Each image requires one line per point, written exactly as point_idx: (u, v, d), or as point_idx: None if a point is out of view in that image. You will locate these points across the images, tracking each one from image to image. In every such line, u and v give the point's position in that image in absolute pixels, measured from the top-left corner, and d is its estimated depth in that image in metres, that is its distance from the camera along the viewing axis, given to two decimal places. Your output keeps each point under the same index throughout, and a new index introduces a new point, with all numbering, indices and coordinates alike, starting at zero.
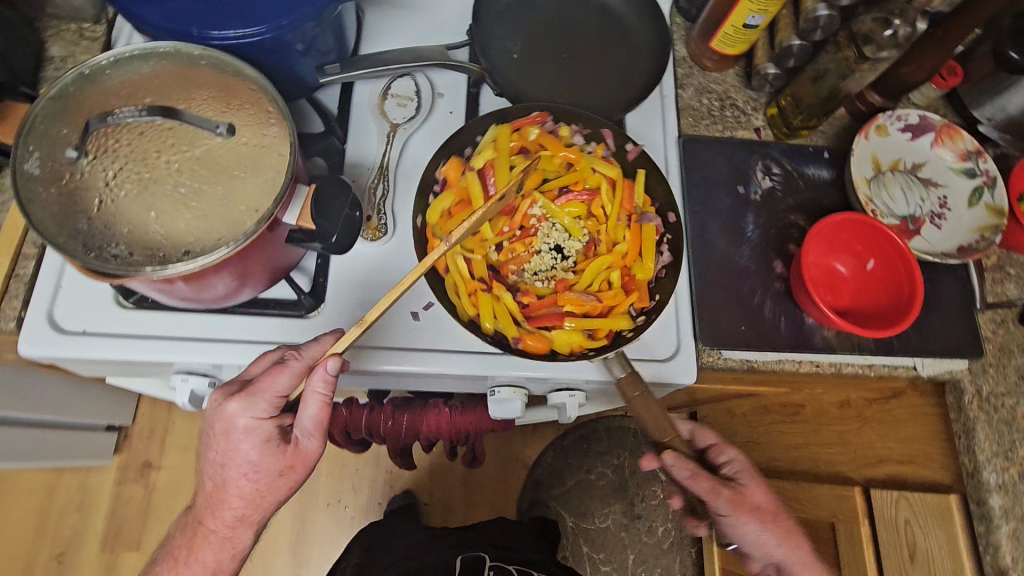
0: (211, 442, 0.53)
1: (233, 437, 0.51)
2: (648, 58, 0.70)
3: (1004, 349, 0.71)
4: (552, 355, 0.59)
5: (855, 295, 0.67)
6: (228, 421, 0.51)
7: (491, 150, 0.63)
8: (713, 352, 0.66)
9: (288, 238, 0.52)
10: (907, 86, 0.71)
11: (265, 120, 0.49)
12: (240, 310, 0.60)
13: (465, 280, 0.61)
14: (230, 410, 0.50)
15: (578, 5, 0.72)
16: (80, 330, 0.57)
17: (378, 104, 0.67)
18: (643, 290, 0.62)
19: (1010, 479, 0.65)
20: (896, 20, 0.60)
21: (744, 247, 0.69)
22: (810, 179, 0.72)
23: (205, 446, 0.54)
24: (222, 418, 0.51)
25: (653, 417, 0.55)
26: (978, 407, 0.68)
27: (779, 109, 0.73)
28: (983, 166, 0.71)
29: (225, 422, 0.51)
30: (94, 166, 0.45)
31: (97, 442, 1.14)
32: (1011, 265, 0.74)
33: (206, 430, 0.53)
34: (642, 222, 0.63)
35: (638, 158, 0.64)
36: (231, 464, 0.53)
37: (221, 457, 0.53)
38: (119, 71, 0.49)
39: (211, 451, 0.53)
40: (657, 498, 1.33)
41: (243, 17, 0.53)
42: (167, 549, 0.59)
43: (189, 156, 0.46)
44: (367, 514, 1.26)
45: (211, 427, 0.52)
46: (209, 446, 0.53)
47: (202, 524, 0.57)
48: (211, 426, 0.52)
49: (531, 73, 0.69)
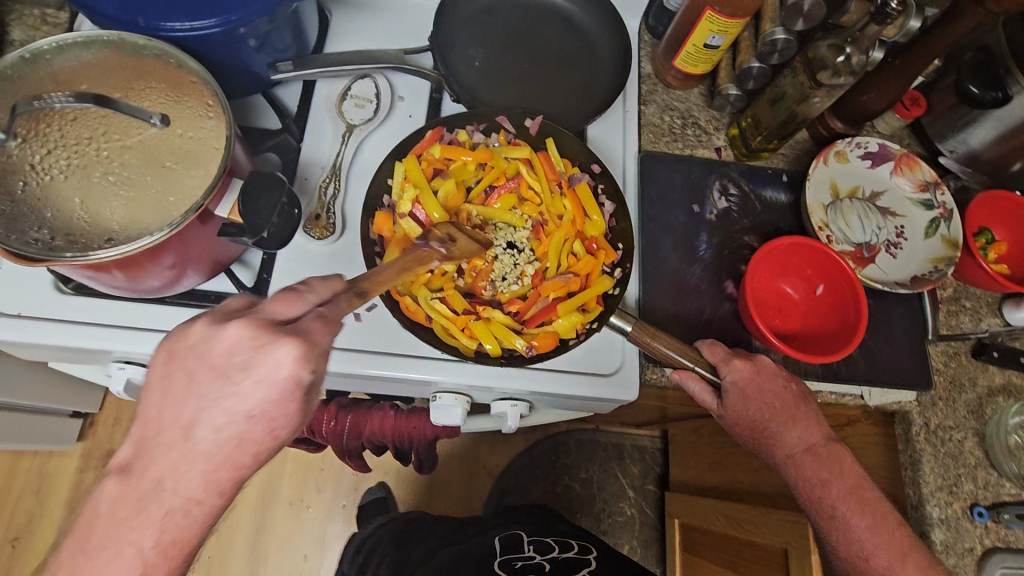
0: (233, 391, 0.37)
1: (272, 390, 0.37)
2: (610, 73, 0.71)
3: (955, 382, 0.70)
4: (564, 346, 0.59)
5: (804, 319, 0.66)
6: (277, 368, 0.37)
7: (410, 185, 0.60)
8: (655, 370, 0.65)
9: (220, 232, 0.51)
10: (868, 112, 0.71)
11: (203, 113, 0.49)
12: (178, 302, 0.59)
13: (439, 317, 0.58)
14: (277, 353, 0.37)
15: (544, 17, 0.73)
16: (15, 313, 0.57)
17: (335, 105, 0.67)
18: (606, 245, 0.63)
19: (953, 515, 0.64)
20: (849, 48, 0.60)
21: (696, 266, 0.68)
22: (767, 202, 0.72)
23: (177, 378, 0.38)
24: (265, 362, 0.37)
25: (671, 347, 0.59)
26: (925, 439, 0.67)
27: (740, 129, 0.73)
28: (940, 199, 0.71)
29: (267, 367, 0.37)
30: (23, 149, 0.45)
31: (60, 428, 1.13)
32: (967, 298, 0.73)
33: (202, 361, 0.38)
34: (575, 186, 0.64)
35: (541, 131, 0.64)
36: (214, 422, 0.37)
37: (234, 406, 0.37)
38: (60, 56, 0.49)
39: (233, 398, 0.37)
40: (623, 515, 1.31)
41: (193, 11, 0.53)
42: (60, 554, 0.37)
43: (121, 146, 0.47)
44: (328, 515, 1.25)
45: (194, 367, 0.37)
46: (227, 390, 0.37)
47: (152, 495, 0.37)
48: (228, 365, 0.37)
49: (491, 81, 0.70)
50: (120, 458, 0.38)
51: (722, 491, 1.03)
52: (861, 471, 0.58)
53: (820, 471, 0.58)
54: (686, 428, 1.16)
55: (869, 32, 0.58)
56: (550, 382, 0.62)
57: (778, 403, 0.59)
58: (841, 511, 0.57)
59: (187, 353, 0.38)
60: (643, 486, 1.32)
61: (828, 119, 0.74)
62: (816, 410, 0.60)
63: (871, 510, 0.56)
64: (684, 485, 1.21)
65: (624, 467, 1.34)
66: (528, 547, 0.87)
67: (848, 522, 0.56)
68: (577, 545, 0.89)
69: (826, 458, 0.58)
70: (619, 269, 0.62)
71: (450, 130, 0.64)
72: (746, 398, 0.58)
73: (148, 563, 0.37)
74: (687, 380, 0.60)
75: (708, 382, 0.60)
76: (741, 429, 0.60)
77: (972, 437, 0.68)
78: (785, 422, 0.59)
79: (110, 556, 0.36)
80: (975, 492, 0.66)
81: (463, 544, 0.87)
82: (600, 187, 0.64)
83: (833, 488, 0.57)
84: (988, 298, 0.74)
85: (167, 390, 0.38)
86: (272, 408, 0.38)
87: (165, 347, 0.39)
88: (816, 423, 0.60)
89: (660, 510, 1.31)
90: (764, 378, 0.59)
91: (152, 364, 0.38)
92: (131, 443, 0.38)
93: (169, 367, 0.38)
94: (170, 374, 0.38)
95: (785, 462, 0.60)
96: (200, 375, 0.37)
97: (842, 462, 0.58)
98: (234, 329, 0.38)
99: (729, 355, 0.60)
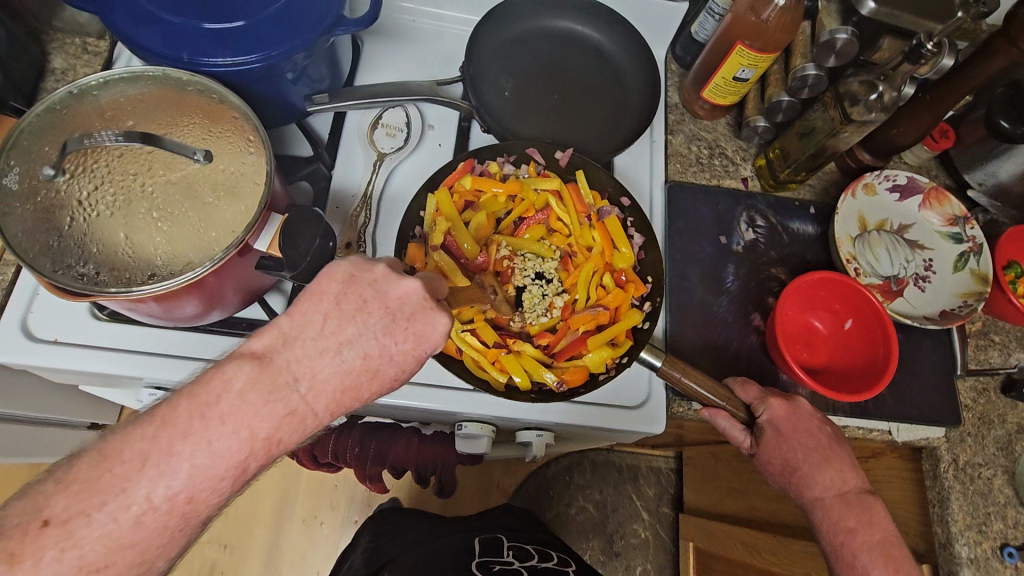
0: (392, 329, 0.42)
1: (419, 345, 0.43)
2: (640, 104, 0.71)
3: (984, 419, 0.69)
4: (593, 381, 0.59)
5: (832, 354, 0.66)
6: (433, 330, 0.44)
7: (442, 218, 0.61)
8: (683, 403, 0.64)
9: (258, 265, 0.52)
10: (897, 146, 0.71)
11: (245, 149, 0.50)
12: (210, 329, 0.60)
13: (471, 351, 0.59)
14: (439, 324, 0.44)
15: (573, 47, 0.74)
16: (51, 339, 0.57)
17: (368, 133, 0.67)
18: (635, 277, 0.63)
19: (982, 554, 0.63)
20: (881, 85, 0.60)
21: (723, 298, 0.68)
22: (794, 234, 0.72)
23: (347, 299, 0.42)
24: (429, 319, 0.44)
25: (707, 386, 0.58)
26: (953, 476, 0.66)
27: (768, 160, 0.73)
28: (969, 233, 0.70)
29: (427, 324, 0.44)
30: (71, 184, 0.46)
31: (78, 440, 1.14)
32: (995, 332, 0.73)
33: (377, 300, 0.43)
34: (604, 219, 0.64)
35: (570, 163, 0.65)
36: (365, 348, 0.41)
37: (388, 343, 0.42)
38: (107, 91, 0.50)
39: (388, 337, 0.42)
40: (637, 536, 1.31)
41: (236, 46, 0.54)
42: (176, 413, 0.37)
43: (165, 181, 0.47)
44: (342, 531, 1.24)
45: (359, 303, 0.42)
46: (388, 328, 0.42)
47: (286, 391, 0.39)
48: (399, 309, 0.43)
49: (522, 111, 0.70)
50: (261, 343, 0.40)
51: (738, 517, 1.02)
52: (893, 527, 0.56)
53: (847, 518, 0.56)
54: (704, 452, 1.15)
55: (902, 70, 0.58)
56: (576, 415, 0.62)
57: (812, 445, 0.58)
58: (862, 562, 0.54)
59: (366, 283, 0.43)
60: (658, 508, 1.32)
61: (856, 151, 0.74)
62: (852, 457, 0.59)
63: (893, 567, 0.53)
64: (700, 509, 1.20)
65: (637, 488, 1.33)
66: (506, 552, 0.78)
67: (866, 574, 0.54)
68: (557, 557, 0.80)
69: (856, 505, 0.56)
70: (648, 303, 0.62)
71: (480, 162, 0.65)
72: (780, 436, 0.58)
73: (253, 451, 0.38)
74: (717, 418, 0.59)
75: (740, 420, 0.60)
76: (772, 471, 0.59)
77: (1001, 475, 0.67)
78: (818, 465, 0.57)
79: (224, 431, 0.37)
80: (1005, 532, 0.64)
81: (432, 543, 0.79)
82: (628, 219, 0.65)
83: (859, 537, 0.55)
84: (1017, 333, 0.73)
85: (337, 305, 0.42)
86: (409, 359, 0.43)
87: (347, 268, 0.43)
88: (852, 469, 0.58)
89: (675, 532, 1.30)
90: (798, 418, 0.59)
91: (330, 275, 0.43)
92: (281, 332, 0.40)
93: (345, 288, 0.42)
94: (339, 294, 0.42)
95: (813, 507, 0.58)
96: (370, 307, 0.42)
97: (873, 513, 0.56)
98: (412, 283, 0.44)
99: (764, 394, 0.60)
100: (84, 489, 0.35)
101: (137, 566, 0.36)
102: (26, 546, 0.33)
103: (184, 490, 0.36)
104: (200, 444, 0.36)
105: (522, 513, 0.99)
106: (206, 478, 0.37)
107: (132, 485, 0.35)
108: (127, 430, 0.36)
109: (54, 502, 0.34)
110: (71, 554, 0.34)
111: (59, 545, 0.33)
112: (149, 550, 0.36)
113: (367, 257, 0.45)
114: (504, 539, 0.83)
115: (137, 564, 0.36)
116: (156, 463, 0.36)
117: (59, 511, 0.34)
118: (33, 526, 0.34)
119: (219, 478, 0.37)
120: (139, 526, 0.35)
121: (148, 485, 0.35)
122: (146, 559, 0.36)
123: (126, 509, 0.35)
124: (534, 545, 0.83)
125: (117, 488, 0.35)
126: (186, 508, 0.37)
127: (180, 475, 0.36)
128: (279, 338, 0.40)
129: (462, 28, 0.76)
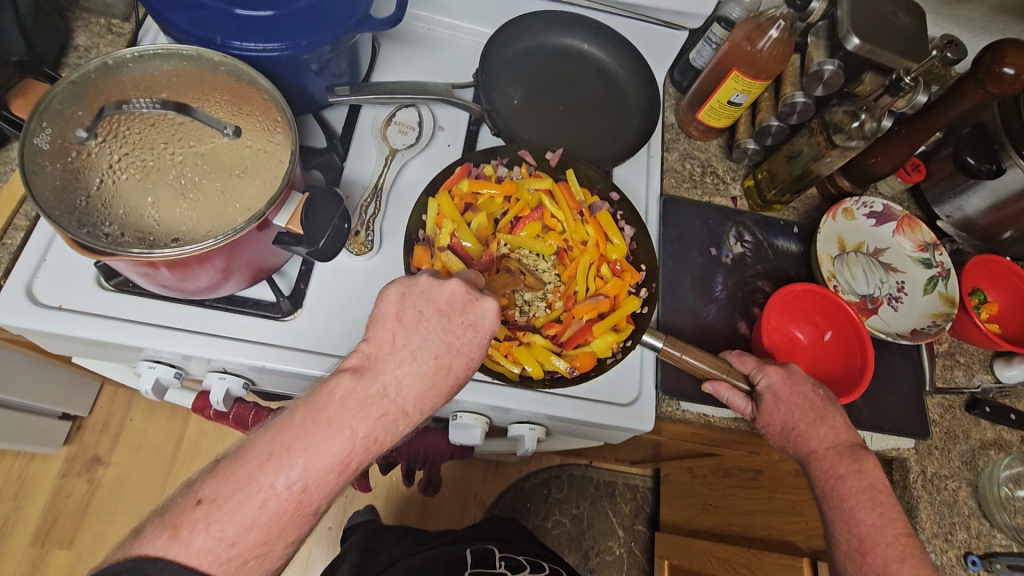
0: (451, 326, 0.49)
1: (478, 334, 0.50)
2: (641, 120, 0.76)
3: (950, 434, 0.73)
4: (602, 366, 0.62)
5: (812, 362, 0.70)
6: (484, 317, 0.50)
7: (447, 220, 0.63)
8: (671, 403, 0.66)
9: (276, 240, 0.54)
10: (873, 176, 0.76)
11: (272, 128, 0.52)
12: (216, 305, 0.60)
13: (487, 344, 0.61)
14: (489, 305, 0.50)
15: (580, 63, 0.78)
16: (56, 305, 0.57)
17: (381, 129, 0.70)
18: (630, 266, 0.67)
19: (948, 561, 0.67)
20: (863, 115, 0.66)
21: (712, 305, 0.71)
22: (779, 251, 0.76)
23: (407, 316, 0.49)
24: (478, 310, 0.50)
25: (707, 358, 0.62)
26: (921, 486, 0.70)
27: (756, 181, 0.78)
28: (938, 258, 0.75)
29: (476, 316, 0.50)
30: (102, 148, 0.47)
31: (48, 429, 1.10)
32: (960, 353, 0.77)
33: (434, 306, 0.49)
34: (595, 213, 0.67)
35: (560, 163, 0.68)
36: (435, 349, 0.48)
37: (452, 340, 0.49)
38: (141, 65, 0.52)
39: (451, 334, 0.49)
40: (612, 553, 1.31)
41: (266, 33, 0.56)
42: (291, 418, 0.43)
43: (194, 152, 0.49)
44: (315, 537, 1.21)
45: (413, 312, 0.49)
46: (447, 326, 0.49)
47: (378, 396, 0.45)
48: (453, 308, 0.50)
49: (529, 120, 0.74)
50: (354, 360, 0.46)
51: (715, 533, 1.03)
52: (882, 474, 0.59)
53: (838, 466, 0.59)
54: (681, 470, 1.16)
55: (882, 102, 0.65)
56: (567, 408, 0.63)
57: (807, 405, 0.60)
58: (849, 505, 0.58)
59: (417, 295, 0.50)
60: (633, 525, 1.33)
61: (836, 178, 0.79)
62: (843, 415, 0.61)
63: (881, 510, 0.57)
64: (678, 527, 1.21)
65: (614, 505, 1.34)
66: (499, 563, 0.78)
67: (854, 515, 0.57)
68: (549, 569, 0.80)
69: (849, 456, 0.59)
70: (645, 289, 0.65)
71: (476, 165, 0.67)
72: (779, 401, 0.60)
73: (355, 449, 0.43)
74: (720, 389, 0.62)
75: (742, 388, 0.62)
76: (772, 431, 0.62)
77: (966, 488, 0.70)
78: (813, 422, 0.60)
79: (330, 433, 0.43)
80: (968, 541, 0.68)
81: (423, 554, 0.80)
82: (619, 213, 0.68)
83: (849, 483, 0.58)
84: (981, 355, 0.78)
85: (401, 320, 0.48)
86: (474, 348, 0.49)
87: (398, 289, 0.50)
88: (844, 425, 0.61)
89: (650, 549, 1.31)
90: (795, 382, 0.61)
91: (385, 298, 0.49)
92: (363, 354, 0.47)
93: (402, 304, 0.49)
94: (398, 312, 0.49)
95: (807, 459, 0.61)
96: (428, 314, 0.49)
97: (864, 463, 0.59)
98: (456, 283, 0.50)
99: (761, 363, 0.63)
100: (226, 478, 0.41)
101: (259, 548, 0.41)
102: (184, 518, 0.39)
103: (301, 478, 0.42)
104: (312, 443, 0.42)
105: (514, 525, 0.97)
106: (318, 470, 0.42)
107: (259, 475, 0.41)
108: (252, 436, 0.43)
109: (204, 486, 0.41)
110: (214, 529, 0.39)
111: (206, 519, 0.39)
112: (270, 534, 0.41)
113: (409, 276, 0.51)
114: (495, 549, 0.82)
115: (261, 545, 0.41)
116: (277, 456, 0.42)
117: (208, 492, 0.40)
118: (188, 505, 0.40)
119: (326, 471, 0.42)
120: (264, 511, 0.41)
121: (272, 475, 0.41)
122: (268, 541, 0.41)
123: (254, 496, 0.41)
124: (524, 555, 0.82)
125: (246, 479, 0.41)
126: (301, 498, 0.42)
127: (297, 466, 0.42)
128: (364, 357, 0.47)
129: (475, 40, 0.80)
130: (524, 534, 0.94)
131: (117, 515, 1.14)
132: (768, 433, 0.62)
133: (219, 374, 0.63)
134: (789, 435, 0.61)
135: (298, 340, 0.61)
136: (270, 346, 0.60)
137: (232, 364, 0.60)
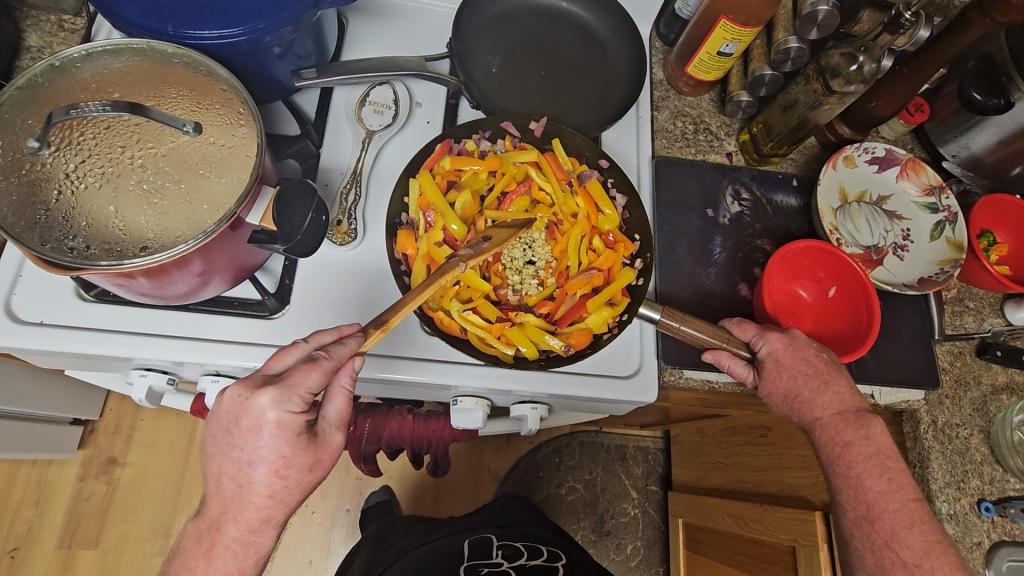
0: (235, 441, 0.46)
1: (261, 438, 0.46)
2: (626, 80, 0.72)
3: (960, 381, 0.71)
4: (598, 342, 0.60)
5: (817, 321, 0.68)
6: (257, 420, 0.45)
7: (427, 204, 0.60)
8: (674, 372, 0.65)
9: (250, 239, 0.52)
10: (876, 120, 0.72)
11: (235, 121, 0.50)
12: (202, 309, 0.59)
13: (475, 330, 0.59)
14: (259, 403, 0.44)
15: (559, 23, 0.74)
16: (38, 321, 0.56)
17: (355, 110, 0.67)
18: (623, 236, 0.64)
19: (961, 510, 0.66)
20: (861, 56, 0.62)
21: (711, 269, 0.69)
22: (778, 206, 0.74)
23: (218, 439, 0.48)
24: (250, 414, 0.45)
25: (705, 329, 0.60)
26: (932, 436, 0.68)
27: (751, 135, 0.74)
28: (945, 202, 0.73)
29: (254, 418, 0.45)
30: (57, 158, 0.45)
31: (60, 436, 1.10)
32: (970, 298, 0.75)
33: (220, 425, 0.47)
34: (585, 183, 0.65)
35: (545, 133, 0.66)
36: (231, 471, 0.48)
37: (240, 455, 0.47)
38: (90, 64, 0.50)
39: (238, 449, 0.47)
40: (627, 515, 1.32)
41: (220, 19, 0.53)
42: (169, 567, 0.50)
43: (154, 153, 0.47)
44: (334, 520, 1.23)
45: (216, 432, 0.47)
46: (232, 443, 0.47)
47: (213, 535, 0.49)
48: (233, 422, 0.46)
49: (509, 87, 0.71)
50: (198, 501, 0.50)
51: (727, 490, 1.03)
52: (888, 438, 0.58)
53: (845, 432, 0.58)
54: (691, 430, 1.16)
55: (882, 41, 0.61)
56: (567, 386, 0.61)
57: (810, 370, 0.59)
58: (856, 471, 0.57)
59: (211, 420, 0.48)
60: (646, 486, 1.34)
61: (836, 125, 0.76)
62: (848, 377, 0.60)
63: (889, 476, 0.57)
64: (690, 486, 1.22)
65: (626, 469, 1.35)
66: (495, 552, 0.77)
67: (862, 482, 0.57)
68: (546, 552, 0.79)
69: (854, 421, 0.58)
70: (639, 260, 0.63)
71: (457, 141, 0.65)
72: (781, 368, 0.59)
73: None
74: (721, 358, 0.61)
75: (742, 356, 0.61)
76: (775, 399, 0.61)
77: (978, 435, 0.69)
78: (818, 389, 0.58)
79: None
80: (982, 488, 0.68)
81: (424, 548, 0.80)
82: (610, 181, 0.65)
83: (855, 449, 0.58)
84: (991, 298, 0.75)
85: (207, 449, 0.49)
86: (263, 453, 0.46)
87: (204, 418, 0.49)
88: (849, 389, 0.59)
89: (664, 509, 1.33)
90: (798, 348, 0.59)
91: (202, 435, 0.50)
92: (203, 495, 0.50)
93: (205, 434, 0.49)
94: (211, 439, 0.48)
95: (812, 425, 0.60)
96: (218, 438, 0.47)
97: (870, 426, 0.59)
98: (225, 394, 0.46)
99: (762, 330, 0.61)
100: None
101: None
102: None
103: None
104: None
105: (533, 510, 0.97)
106: None
107: None
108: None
109: None
110: None
111: None
112: None
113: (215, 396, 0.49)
114: (493, 538, 0.82)
115: None
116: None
117: None
118: None
119: None
120: None
121: None
122: None
123: None
124: (522, 541, 0.81)
125: None
126: None
127: None
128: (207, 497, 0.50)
129: (446, 6, 0.76)
130: (535, 517, 0.94)
131: (139, 513, 1.16)
132: (771, 398, 0.61)
133: (213, 377, 0.61)
134: (794, 400, 0.59)
135: (289, 338, 0.59)
136: (260, 347, 0.59)
137: (225, 367, 0.59)
